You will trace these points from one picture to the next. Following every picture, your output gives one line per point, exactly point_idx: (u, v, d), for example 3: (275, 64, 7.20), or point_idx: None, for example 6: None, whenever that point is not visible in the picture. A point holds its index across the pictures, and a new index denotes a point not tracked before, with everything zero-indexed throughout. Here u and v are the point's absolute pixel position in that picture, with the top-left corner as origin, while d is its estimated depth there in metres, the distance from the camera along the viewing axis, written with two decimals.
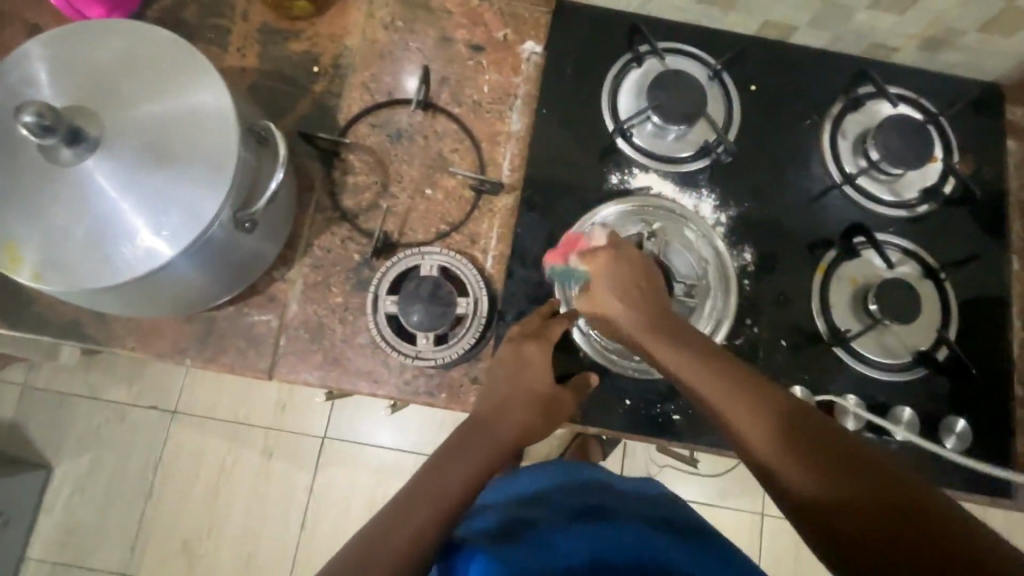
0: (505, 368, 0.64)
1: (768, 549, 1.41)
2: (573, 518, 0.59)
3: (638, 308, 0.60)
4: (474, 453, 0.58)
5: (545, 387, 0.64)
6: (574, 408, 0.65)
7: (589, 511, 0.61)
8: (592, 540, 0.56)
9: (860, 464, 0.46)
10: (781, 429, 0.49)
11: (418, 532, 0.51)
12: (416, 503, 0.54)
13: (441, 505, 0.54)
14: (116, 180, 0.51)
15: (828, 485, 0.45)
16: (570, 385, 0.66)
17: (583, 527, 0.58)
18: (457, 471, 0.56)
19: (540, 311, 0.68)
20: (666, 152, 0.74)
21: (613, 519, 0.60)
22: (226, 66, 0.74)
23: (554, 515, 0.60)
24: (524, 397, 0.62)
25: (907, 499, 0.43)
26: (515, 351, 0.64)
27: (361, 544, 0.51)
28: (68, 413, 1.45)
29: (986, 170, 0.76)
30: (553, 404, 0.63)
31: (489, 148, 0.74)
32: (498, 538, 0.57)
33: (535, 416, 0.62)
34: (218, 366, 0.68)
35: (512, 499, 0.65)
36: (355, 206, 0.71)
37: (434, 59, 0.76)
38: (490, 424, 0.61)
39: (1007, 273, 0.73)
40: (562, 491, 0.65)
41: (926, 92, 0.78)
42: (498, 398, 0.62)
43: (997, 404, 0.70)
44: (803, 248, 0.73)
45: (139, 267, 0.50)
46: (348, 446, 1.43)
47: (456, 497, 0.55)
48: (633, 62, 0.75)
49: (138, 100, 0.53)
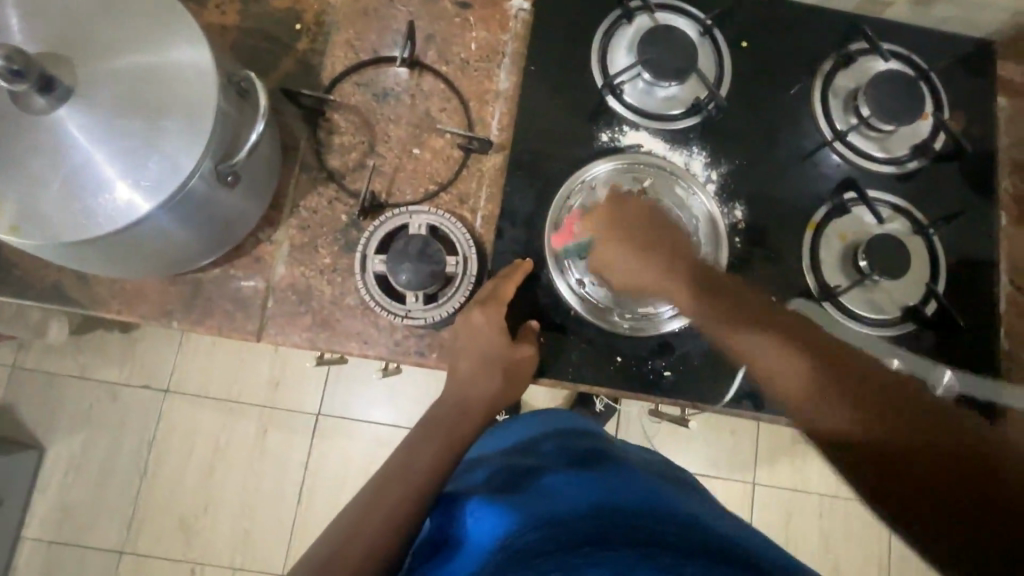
0: (466, 343, 0.64)
1: (760, 516, 1.43)
2: (571, 466, 0.59)
3: (650, 265, 0.66)
4: (437, 442, 0.63)
5: (500, 349, 0.64)
6: (534, 357, 0.65)
7: (587, 459, 0.61)
8: (589, 482, 0.55)
9: (884, 396, 0.52)
10: (803, 368, 0.56)
11: (391, 515, 0.56)
12: (391, 485, 0.59)
13: (406, 493, 0.58)
14: (90, 129, 0.50)
15: (888, 433, 0.50)
16: (520, 339, 0.66)
17: (581, 474, 0.57)
18: (419, 459, 0.61)
19: (505, 275, 0.66)
20: (657, 110, 0.73)
21: (609, 468, 0.59)
22: (204, 23, 0.72)
23: (552, 464, 0.60)
24: (485, 371, 0.64)
25: (943, 438, 0.49)
26: (466, 323, 0.64)
27: (334, 538, 0.55)
28: (59, 393, 1.44)
29: (977, 126, 0.76)
30: (515, 366, 0.64)
31: (478, 106, 0.73)
32: (493, 487, 0.57)
33: (492, 383, 0.64)
34: (206, 329, 0.67)
35: (508, 451, 0.66)
36: (342, 166, 0.70)
37: (420, 16, 0.74)
38: (452, 412, 0.65)
39: (995, 229, 0.74)
40: (552, 440, 0.67)
41: (919, 48, 0.77)
42: (458, 380, 0.65)
43: (983, 358, 0.71)
44: (793, 205, 0.72)
45: (119, 218, 0.49)
46: (343, 422, 1.43)
47: (421, 483, 0.59)
48: (623, 18, 0.74)
49: (114, 49, 0.51)
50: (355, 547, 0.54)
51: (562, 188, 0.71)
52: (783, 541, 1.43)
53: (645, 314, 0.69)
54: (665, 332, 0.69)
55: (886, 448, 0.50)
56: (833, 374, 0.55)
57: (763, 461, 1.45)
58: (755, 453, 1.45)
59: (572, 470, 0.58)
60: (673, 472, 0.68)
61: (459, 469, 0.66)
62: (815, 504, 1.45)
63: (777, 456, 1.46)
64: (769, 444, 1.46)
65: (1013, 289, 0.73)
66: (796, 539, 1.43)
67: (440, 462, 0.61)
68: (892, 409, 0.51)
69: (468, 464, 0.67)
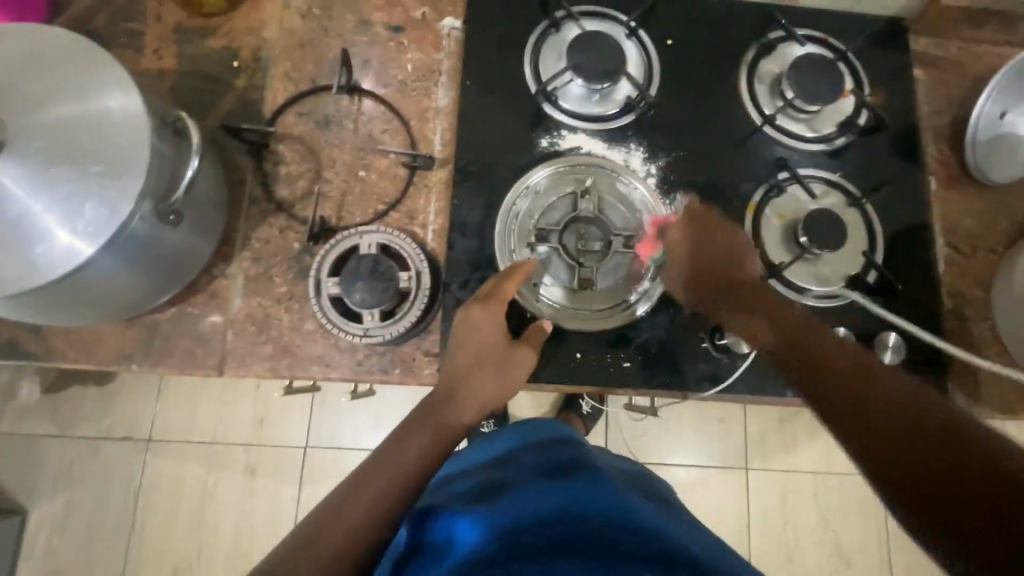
0: (463, 340, 0.65)
1: (756, 500, 1.44)
2: (545, 473, 0.59)
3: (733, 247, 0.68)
4: (428, 432, 0.60)
5: (501, 347, 0.65)
6: (533, 359, 0.67)
7: (563, 462, 0.61)
8: (563, 487, 0.54)
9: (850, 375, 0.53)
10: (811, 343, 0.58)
11: (375, 504, 0.52)
12: (377, 473, 0.55)
13: (393, 483, 0.54)
14: (25, 181, 0.51)
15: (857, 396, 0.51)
16: (523, 339, 0.67)
17: (555, 479, 0.56)
18: (409, 446, 0.58)
19: (505, 273, 0.67)
20: (593, 112, 0.76)
21: (583, 467, 0.59)
22: (143, 69, 0.73)
23: (527, 474, 0.60)
24: (479, 369, 0.64)
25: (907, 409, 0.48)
26: (465, 320, 0.65)
27: (305, 530, 0.50)
28: (35, 455, 1.41)
29: (897, 98, 0.80)
30: (507, 368, 0.65)
31: (419, 124, 0.75)
32: (466, 501, 0.57)
33: (487, 379, 0.64)
34: (166, 369, 0.68)
35: (486, 462, 0.65)
36: (290, 195, 0.72)
37: (355, 43, 0.76)
38: (445, 403, 0.62)
39: (927, 194, 0.77)
40: (529, 450, 0.65)
41: (835, 31, 0.81)
42: (455, 375, 0.64)
43: (928, 315, 0.73)
44: (732, 190, 0.75)
45: (61, 265, 0.51)
46: (330, 452, 1.42)
47: (409, 471, 0.55)
48: (551, 28, 0.77)
49: (45, 103, 0.52)
50: (335, 534, 0.49)
51: (507, 196, 0.73)
52: (782, 522, 1.44)
53: (601, 309, 0.71)
54: (622, 324, 0.71)
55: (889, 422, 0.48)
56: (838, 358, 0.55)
57: (753, 445, 1.47)
58: (745, 439, 1.47)
59: (545, 478, 0.57)
60: (644, 481, 0.69)
61: (437, 482, 0.65)
62: (809, 483, 1.46)
63: (766, 439, 1.47)
64: (757, 427, 1.48)
65: (950, 249, 0.76)
66: (794, 519, 1.44)
67: (430, 453, 0.58)
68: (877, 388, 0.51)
69: (445, 480, 0.66)
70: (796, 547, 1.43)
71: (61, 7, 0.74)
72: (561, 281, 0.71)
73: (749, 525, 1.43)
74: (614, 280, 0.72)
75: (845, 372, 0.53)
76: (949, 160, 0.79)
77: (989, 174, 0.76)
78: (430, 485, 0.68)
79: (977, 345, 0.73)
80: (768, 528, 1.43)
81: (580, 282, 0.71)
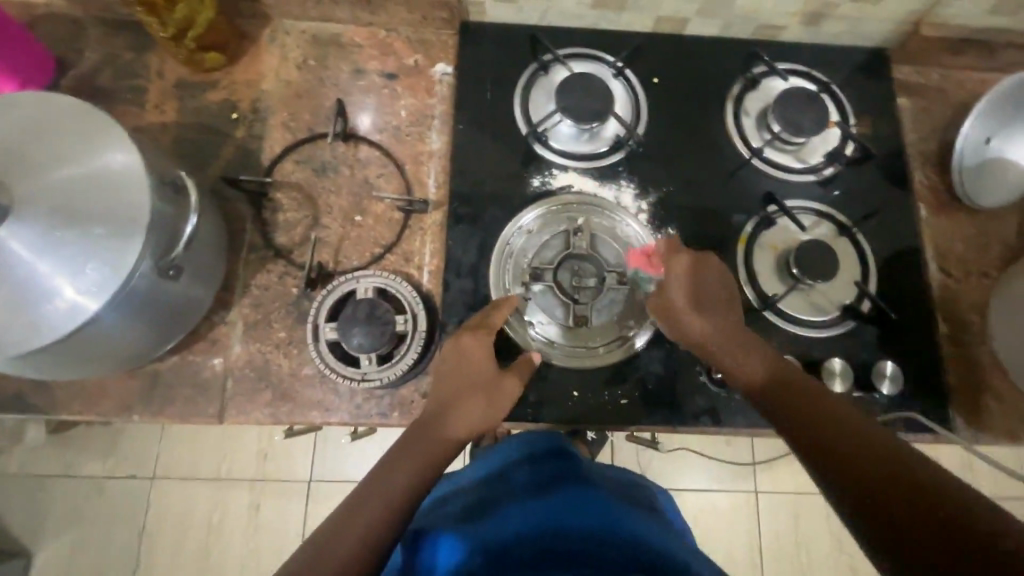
0: (450, 367, 0.64)
1: (767, 525, 1.42)
2: (531, 490, 0.59)
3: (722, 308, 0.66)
4: (413, 462, 0.56)
5: (487, 375, 0.64)
6: (519, 389, 0.65)
7: (553, 479, 0.60)
8: (548, 509, 0.55)
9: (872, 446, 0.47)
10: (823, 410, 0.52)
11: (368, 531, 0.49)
12: (364, 504, 0.52)
13: (383, 512, 0.51)
14: (30, 243, 0.52)
15: (862, 469, 0.46)
16: (510, 370, 0.66)
17: (541, 499, 0.57)
18: (393, 482, 0.54)
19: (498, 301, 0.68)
20: (584, 151, 0.77)
21: (572, 485, 0.59)
22: (146, 123, 0.76)
23: (516, 493, 0.59)
24: (468, 396, 0.62)
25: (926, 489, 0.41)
26: (455, 348, 0.65)
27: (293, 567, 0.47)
28: (41, 496, 1.41)
29: (884, 127, 0.81)
30: (497, 397, 0.63)
31: (414, 168, 0.77)
32: (457, 519, 0.58)
33: (477, 403, 0.62)
34: (167, 417, 0.68)
35: (481, 480, 0.66)
36: (288, 242, 0.73)
37: (351, 92, 0.78)
38: (433, 425, 0.60)
39: (917, 220, 0.78)
40: (521, 461, 0.65)
41: (817, 64, 0.83)
42: (441, 402, 0.62)
43: (924, 342, 0.73)
44: (724, 223, 0.76)
45: (64, 324, 0.52)
46: (335, 487, 1.41)
47: (394, 503, 0.52)
48: (540, 71, 0.79)
49: (49, 166, 0.54)
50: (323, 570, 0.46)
51: (501, 236, 0.74)
52: (795, 547, 1.41)
53: (598, 346, 0.72)
54: (618, 361, 0.71)
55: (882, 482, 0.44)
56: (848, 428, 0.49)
57: (762, 468, 1.45)
58: (753, 462, 1.45)
59: (534, 497, 0.58)
60: (639, 486, 0.69)
61: (433, 502, 0.66)
62: (821, 506, 1.44)
63: (775, 462, 1.45)
64: (766, 450, 1.46)
65: (944, 275, 0.77)
66: (807, 543, 1.42)
67: (419, 480, 0.55)
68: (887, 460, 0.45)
69: (443, 498, 0.67)
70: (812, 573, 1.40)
71: (67, 66, 0.77)
72: (556, 319, 0.72)
73: (761, 551, 1.40)
74: (608, 316, 0.72)
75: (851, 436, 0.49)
76: (939, 186, 0.80)
77: (979, 200, 0.76)
78: (427, 503, 0.68)
79: (975, 370, 0.73)
80: (782, 555, 1.40)
81: (575, 320, 0.72)
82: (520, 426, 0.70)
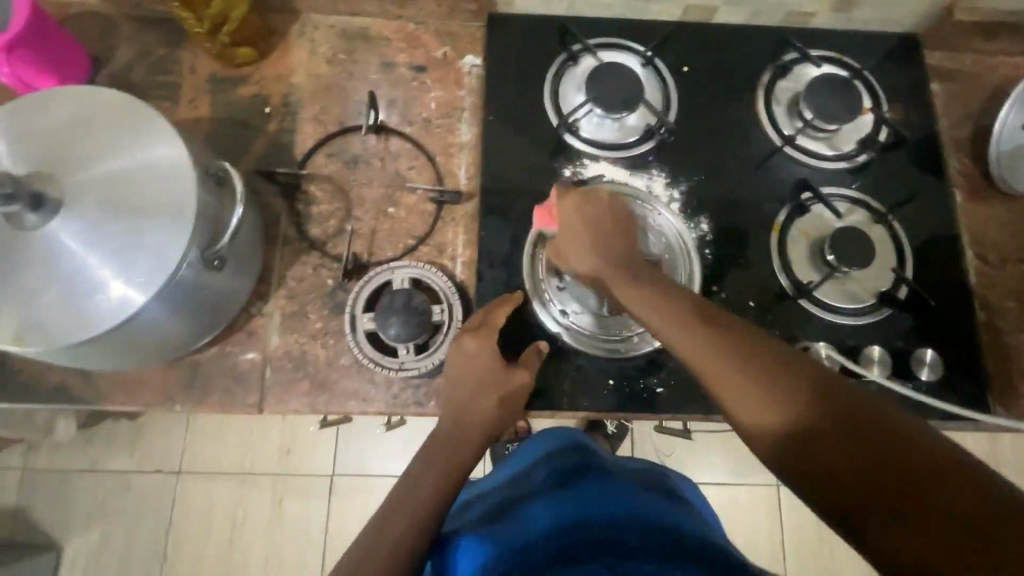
0: (458, 370, 0.63)
1: (790, 518, 1.41)
2: (551, 485, 0.60)
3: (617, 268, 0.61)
4: (435, 473, 0.57)
5: (497, 372, 0.63)
6: (530, 382, 0.65)
7: (576, 473, 0.62)
8: (565, 501, 0.56)
9: (855, 442, 0.42)
10: (792, 396, 0.46)
11: (399, 539, 0.51)
12: (392, 516, 0.53)
13: (412, 521, 0.52)
14: (80, 237, 0.53)
15: (848, 471, 0.41)
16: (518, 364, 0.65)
17: (560, 493, 0.58)
18: (417, 493, 0.55)
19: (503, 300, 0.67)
20: (614, 140, 0.77)
21: (592, 478, 0.60)
22: (180, 118, 0.77)
23: (542, 487, 0.61)
24: (480, 396, 0.62)
25: (921, 490, 0.38)
26: (457, 351, 0.63)
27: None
28: (69, 491, 1.43)
29: (916, 113, 0.80)
30: (508, 392, 0.63)
31: (444, 160, 0.77)
32: (482, 520, 0.59)
33: (489, 405, 0.62)
34: (208, 408, 0.69)
35: (507, 482, 0.67)
36: (323, 234, 0.74)
37: (381, 84, 0.79)
38: (451, 432, 0.61)
39: (952, 206, 0.77)
40: (541, 463, 0.66)
41: (848, 51, 0.82)
42: (454, 409, 0.62)
43: (962, 330, 0.73)
44: (756, 211, 0.76)
45: (115, 314, 0.53)
46: (358, 480, 1.42)
47: (424, 512, 0.53)
48: (569, 61, 0.79)
49: (97, 160, 0.55)
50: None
51: (533, 227, 0.74)
52: (818, 540, 1.41)
53: (630, 335, 0.72)
54: (652, 350, 0.71)
55: (868, 485, 0.40)
56: (828, 418, 0.44)
57: None
58: None
59: (553, 491, 0.58)
60: (665, 477, 0.69)
61: (461, 507, 0.67)
62: None
63: None
64: None
65: (980, 262, 0.76)
66: (831, 536, 1.41)
67: (443, 488, 0.56)
68: (874, 459, 0.41)
69: (469, 502, 0.67)
70: (835, 566, 1.39)
71: (102, 64, 0.78)
72: (589, 308, 0.72)
73: (784, 543, 1.40)
74: None
75: (832, 433, 0.43)
76: (973, 171, 0.79)
77: (1015, 184, 0.76)
78: (454, 508, 0.68)
79: (1015, 357, 0.72)
80: (806, 549, 1.40)
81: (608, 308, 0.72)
82: (555, 415, 0.71)
